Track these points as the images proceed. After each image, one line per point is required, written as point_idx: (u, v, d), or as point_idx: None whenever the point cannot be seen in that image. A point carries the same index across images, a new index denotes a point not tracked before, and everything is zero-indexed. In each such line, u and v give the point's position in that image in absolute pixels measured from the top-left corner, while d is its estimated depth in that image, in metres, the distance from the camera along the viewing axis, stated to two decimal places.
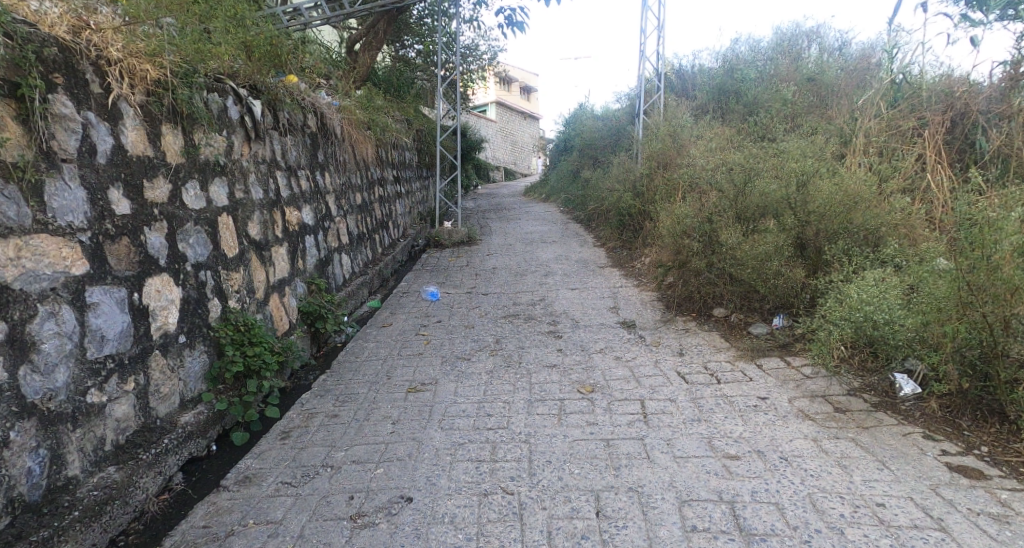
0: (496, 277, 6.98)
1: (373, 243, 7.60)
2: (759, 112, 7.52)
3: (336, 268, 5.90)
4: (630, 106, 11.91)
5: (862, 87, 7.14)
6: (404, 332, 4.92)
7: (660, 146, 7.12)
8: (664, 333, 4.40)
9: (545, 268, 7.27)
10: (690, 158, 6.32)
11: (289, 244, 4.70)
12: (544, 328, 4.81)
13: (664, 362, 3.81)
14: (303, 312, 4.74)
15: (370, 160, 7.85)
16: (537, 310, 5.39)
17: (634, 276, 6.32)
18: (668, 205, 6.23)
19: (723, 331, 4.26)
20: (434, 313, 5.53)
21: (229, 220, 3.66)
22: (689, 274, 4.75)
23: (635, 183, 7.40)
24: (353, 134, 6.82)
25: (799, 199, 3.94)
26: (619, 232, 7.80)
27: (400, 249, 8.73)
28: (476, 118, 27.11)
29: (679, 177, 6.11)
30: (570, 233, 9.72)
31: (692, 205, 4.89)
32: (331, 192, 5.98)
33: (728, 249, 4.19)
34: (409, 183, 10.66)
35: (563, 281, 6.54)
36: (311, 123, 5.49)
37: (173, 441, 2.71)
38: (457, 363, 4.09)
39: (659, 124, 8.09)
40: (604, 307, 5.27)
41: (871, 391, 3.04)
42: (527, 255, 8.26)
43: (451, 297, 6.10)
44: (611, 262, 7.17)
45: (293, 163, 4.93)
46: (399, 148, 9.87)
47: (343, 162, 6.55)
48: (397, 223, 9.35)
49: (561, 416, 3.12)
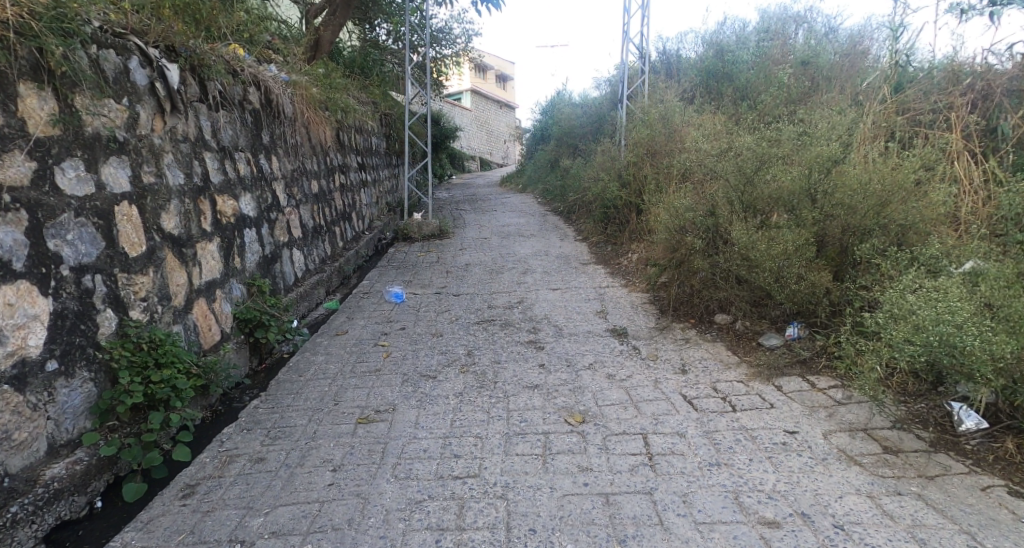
0: (469, 275, 6.32)
1: (331, 237, 6.89)
2: (754, 96, 6.96)
3: (283, 266, 5.19)
4: (611, 91, 11.34)
5: (864, 71, 6.63)
6: (362, 343, 4.24)
7: (648, 132, 6.53)
8: (661, 346, 3.82)
9: (523, 265, 6.63)
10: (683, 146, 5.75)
11: (221, 239, 4.00)
12: (523, 338, 4.20)
13: (665, 383, 3.23)
14: (238, 319, 4.03)
15: (327, 144, 7.10)
16: (515, 316, 4.76)
17: (621, 275, 5.75)
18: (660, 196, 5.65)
19: (729, 343, 3.69)
20: (398, 318, 4.87)
21: (132, 210, 2.95)
22: (687, 276, 4.19)
23: (621, 173, 6.80)
24: (305, 113, 6.10)
25: (820, 189, 3.38)
26: (603, 225, 7.23)
27: (365, 243, 8.02)
28: (450, 106, 26.32)
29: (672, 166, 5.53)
30: (549, 226, 9.13)
31: (690, 196, 4.32)
32: (277, 178, 5.26)
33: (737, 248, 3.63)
34: (376, 171, 9.92)
35: (543, 280, 5.93)
36: (251, 98, 4.75)
37: (25, 508, 2.08)
38: (420, 383, 3.44)
39: (647, 110, 7.49)
40: (590, 312, 4.67)
41: (922, 425, 2.48)
42: (503, 250, 7.61)
43: (418, 298, 5.44)
44: (595, 258, 6.59)
45: (227, 144, 4.22)
46: (364, 134, 9.11)
47: (293, 145, 5.82)
48: (361, 215, 8.61)
49: (545, 458, 2.51)
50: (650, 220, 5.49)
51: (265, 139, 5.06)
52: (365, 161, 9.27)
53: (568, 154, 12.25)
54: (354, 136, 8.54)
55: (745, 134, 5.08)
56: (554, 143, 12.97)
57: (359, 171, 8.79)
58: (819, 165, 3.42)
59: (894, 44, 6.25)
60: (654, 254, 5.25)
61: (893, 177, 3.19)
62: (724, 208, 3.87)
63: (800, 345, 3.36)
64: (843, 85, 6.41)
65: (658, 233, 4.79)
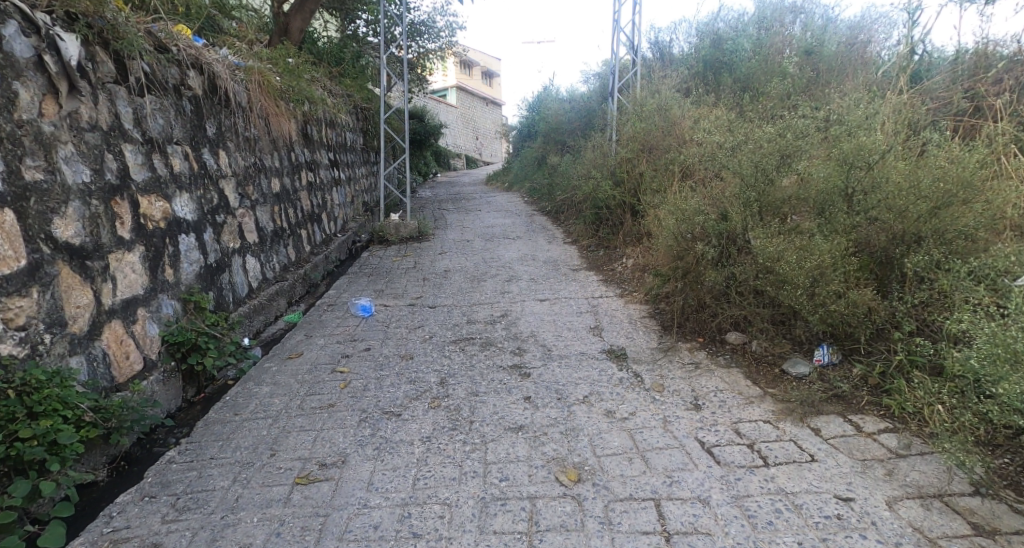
0: (448, 284, 5.72)
1: (294, 241, 6.25)
2: (757, 88, 6.44)
3: (232, 276, 4.56)
4: (601, 84, 10.77)
5: (876, 60, 6.13)
6: (318, 368, 3.63)
7: (643, 126, 5.98)
8: (667, 372, 3.26)
9: (508, 272, 6.04)
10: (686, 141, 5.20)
11: (146, 248, 3.37)
12: (506, 363, 3.62)
13: (676, 423, 2.66)
14: (168, 343, 3.39)
15: (291, 139, 6.49)
16: (497, 333, 4.18)
17: (615, 284, 5.22)
18: (660, 196, 5.10)
19: (746, 371, 3.12)
20: (364, 336, 4.27)
21: (5, 217, 2.43)
22: (693, 289, 3.64)
23: (614, 171, 6.24)
24: (260, 102, 5.44)
25: (860, 187, 2.84)
26: (595, 228, 6.68)
27: (335, 247, 7.39)
28: (436, 102, 25.76)
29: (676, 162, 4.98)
30: (536, 227, 8.57)
31: (700, 195, 3.74)
32: (224, 176, 4.61)
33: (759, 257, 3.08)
34: (351, 169, 9.29)
35: (529, 288, 5.38)
36: (189, 82, 4.13)
37: None
38: (380, 423, 2.85)
39: (641, 102, 6.94)
40: (584, 330, 4.09)
41: (1013, 489, 1.96)
42: (487, 254, 7.02)
43: (388, 311, 4.83)
44: (586, 264, 6.05)
45: (155, 135, 3.60)
46: (336, 129, 8.48)
47: (248, 139, 5.20)
48: (333, 216, 7.98)
49: (530, 539, 1.96)
50: (650, 222, 4.94)
51: (209, 132, 4.44)
52: (338, 158, 8.63)
53: (555, 151, 11.69)
54: (324, 131, 7.91)
55: (755, 129, 4.56)
56: (541, 139, 12.40)
57: (330, 169, 8.15)
58: (855, 157, 2.86)
59: (910, 29, 5.74)
60: (654, 262, 4.69)
61: (955, 171, 2.61)
62: (738, 210, 3.32)
63: (834, 374, 2.81)
64: (856, 74, 5.89)
65: (660, 238, 4.25)
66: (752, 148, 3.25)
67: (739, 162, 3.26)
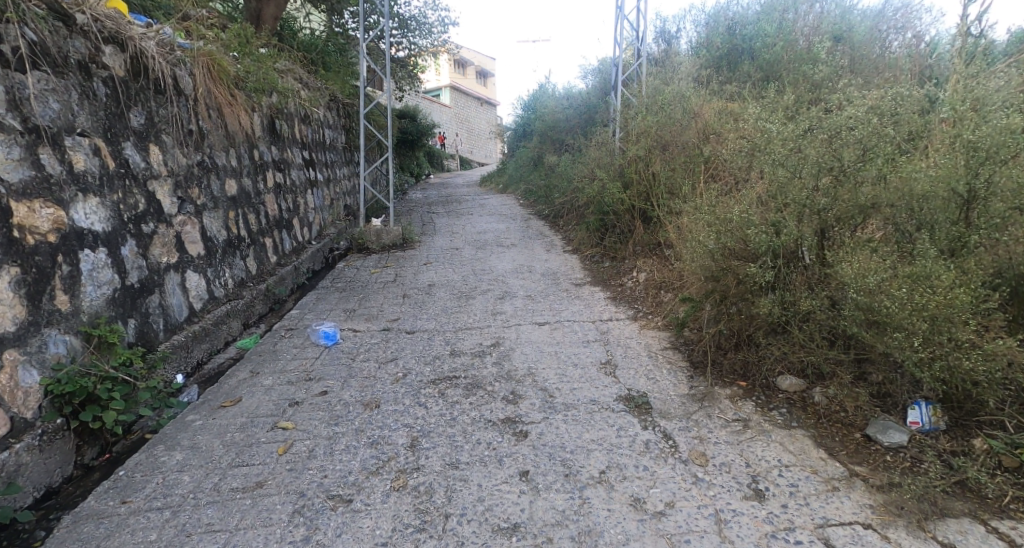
0: (432, 302, 4.94)
1: (254, 252, 5.44)
2: (781, 77, 5.68)
3: (164, 297, 3.76)
4: (601, 78, 10.03)
5: (919, 45, 5.40)
6: (255, 421, 2.83)
7: (657, 119, 5.22)
8: (707, 434, 2.47)
9: (501, 287, 5.26)
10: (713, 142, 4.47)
11: (23, 269, 2.61)
12: (496, 415, 2.84)
13: (734, 528, 1.91)
14: (52, 394, 2.60)
15: (253, 135, 5.69)
16: (486, 370, 3.40)
17: (627, 304, 4.50)
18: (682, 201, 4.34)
19: (813, 434, 2.34)
20: (324, 373, 3.48)
21: None
22: (737, 317, 2.91)
23: (623, 172, 5.47)
24: (210, 89, 4.64)
25: (985, 189, 2.13)
26: (599, 235, 5.91)
27: (308, 257, 6.60)
28: (429, 102, 25.10)
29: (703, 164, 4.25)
30: (533, 233, 7.81)
31: (741, 202, 2.98)
32: (156, 176, 3.81)
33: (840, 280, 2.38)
34: (329, 169, 8.47)
35: (526, 308, 4.62)
36: (104, 61, 3.34)
37: None
38: (323, 518, 2.08)
39: (651, 95, 6.18)
40: (593, 367, 3.31)
41: None
42: (477, 264, 6.24)
43: (357, 339, 4.05)
44: (590, 278, 5.31)
45: (45, 124, 2.85)
46: (311, 125, 7.69)
47: (194, 132, 4.40)
48: (307, 221, 7.18)
49: None
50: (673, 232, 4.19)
51: (136, 122, 3.64)
52: (315, 157, 7.83)
53: (553, 151, 10.93)
54: (295, 127, 7.11)
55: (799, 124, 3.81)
56: (537, 139, 11.65)
57: (305, 169, 7.36)
58: (983, 149, 2.14)
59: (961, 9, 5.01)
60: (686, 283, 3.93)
61: None
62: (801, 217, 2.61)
63: (952, 451, 2.07)
64: (899, 59, 5.14)
65: (687, 252, 3.49)
66: (826, 135, 2.52)
67: (808, 154, 2.54)
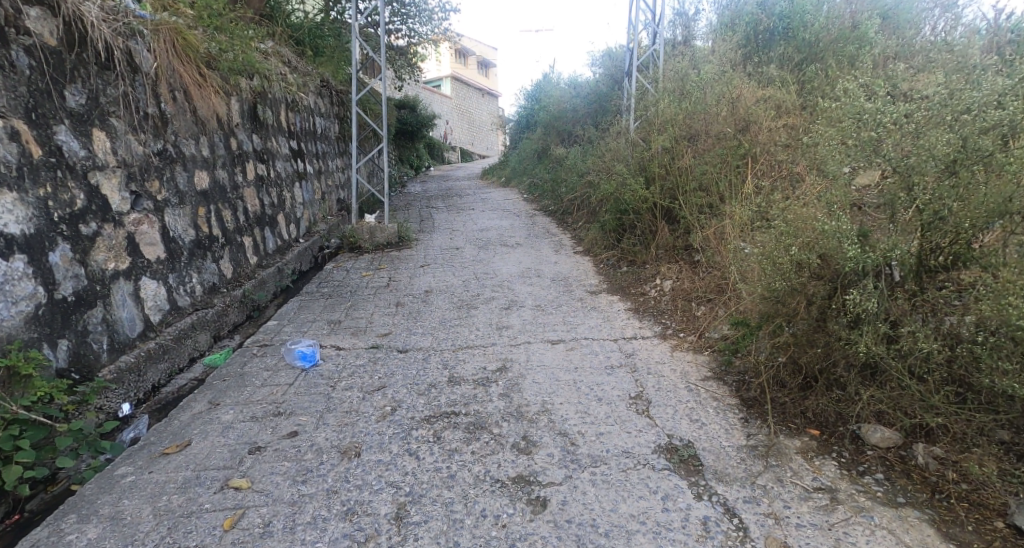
0: (428, 313, 4.36)
1: (230, 253, 4.85)
2: (820, 61, 5.06)
3: (110, 311, 3.17)
4: (609, 66, 9.43)
5: (980, 21, 4.75)
6: (201, 477, 2.25)
7: (684, 107, 4.61)
8: (783, 511, 1.92)
9: (506, 295, 4.68)
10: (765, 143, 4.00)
11: None
12: (505, 471, 2.26)
13: None
14: None
15: (230, 121, 5.09)
16: (491, 405, 2.82)
17: (651, 317, 3.93)
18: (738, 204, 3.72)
19: (935, 520, 1.81)
20: (297, 405, 2.91)
21: None
22: (803, 347, 2.35)
23: (643, 166, 4.86)
24: (175, 66, 4.04)
25: None
26: (616, 236, 5.32)
27: (293, 258, 6.01)
28: (430, 93, 24.40)
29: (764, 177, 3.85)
30: (539, 231, 7.22)
31: (797, 213, 2.44)
32: (102, 166, 3.21)
33: (980, 311, 1.89)
34: (320, 160, 7.88)
35: (535, 321, 4.05)
36: (27, 25, 2.80)
37: None
38: None
39: (673, 81, 5.56)
40: (622, 404, 2.73)
41: None
42: (479, 267, 5.65)
43: (340, 359, 3.48)
44: (607, 285, 4.74)
45: None
46: (299, 112, 7.07)
47: (154, 116, 3.80)
48: (293, 217, 6.57)
49: None
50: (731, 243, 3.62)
51: (74, 102, 3.05)
52: (304, 147, 7.22)
53: (559, 144, 10.34)
54: (281, 113, 6.51)
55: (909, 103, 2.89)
56: (542, 131, 11.06)
57: (293, 160, 6.75)
58: None
59: None
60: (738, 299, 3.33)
61: None
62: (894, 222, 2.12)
63: None
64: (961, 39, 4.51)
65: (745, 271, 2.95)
66: (958, 116, 1.99)
67: (929, 138, 1.99)
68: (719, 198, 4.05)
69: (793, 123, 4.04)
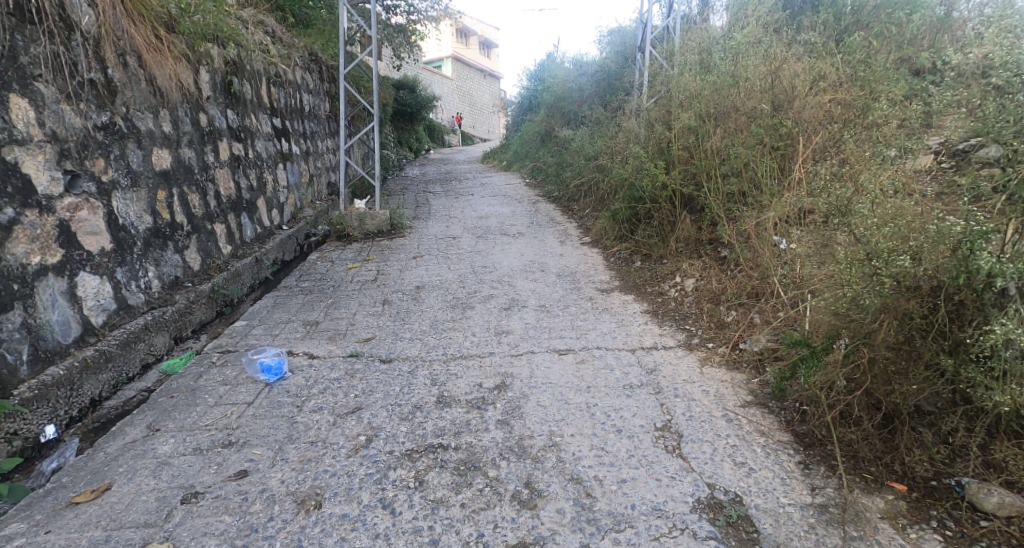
0: (417, 314, 3.85)
1: (199, 242, 4.34)
2: (863, 32, 4.50)
3: (33, 314, 2.71)
4: (617, 43, 8.86)
5: None
6: (112, 539, 1.80)
7: (712, 80, 4.06)
8: None
9: (506, 293, 4.18)
10: (799, 125, 3.48)
11: None
12: (503, 537, 1.78)
13: None
14: None
15: (198, 94, 4.55)
16: (487, 437, 2.32)
17: (672, 323, 3.43)
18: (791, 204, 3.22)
19: None
20: (253, 431, 2.41)
21: None
22: (893, 380, 1.85)
23: (662, 149, 4.32)
24: (122, 26, 3.53)
25: None
26: (629, 227, 4.80)
27: (275, 246, 5.49)
28: (431, 74, 23.68)
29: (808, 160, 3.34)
30: (543, 219, 6.69)
31: (894, 208, 1.98)
32: (20, 139, 2.73)
33: None
34: (308, 141, 7.32)
35: (539, 325, 3.54)
36: None
37: None
38: None
39: (694, 54, 5.00)
40: (648, 438, 2.23)
41: None
42: (478, 259, 5.14)
43: (311, 371, 2.98)
44: (619, 282, 4.24)
45: None
46: (283, 88, 6.49)
47: (96, 83, 3.28)
48: (276, 202, 6.04)
49: None
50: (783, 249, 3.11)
51: None
52: (289, 126, 6.65)
53: (563, 126, 9.78)
54: (263, 88, 5.95)
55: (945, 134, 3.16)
56: (545, 112, 10.49)
57: (276, 139, 6.19)
58: None
59: None
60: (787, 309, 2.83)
61: None
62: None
63: None
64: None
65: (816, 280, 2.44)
66: None
67: None
68: (753, 186, 3.52)
69: (841, 99, 3.50)
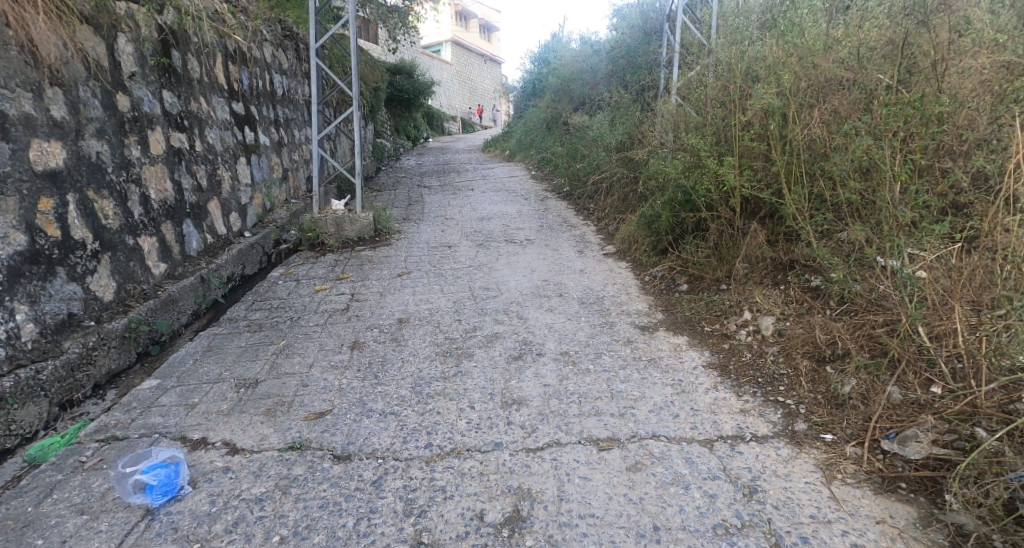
0: (395, 365, 2.82)
1: (116, 262, 3.27)
2: None
3: None
4: (629, 17, 7.79)
5: None
6: None
7: (796, 44, 2.97)
8: None
9: (515, 330, 3.15)
10: (952, 103, 2.40)
11: None
12: None
13: None
14: None
15: (113, 69, 3.51)
16: None
17: (755, 388, 2.39)
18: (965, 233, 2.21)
19: None
20: None
21: None
22: None
23: (721, 138, 3.27)
24: None
25: None
26: (670, 237, 3.74)
27: (229, 260, 4.44)
28: (428, 59, 22.47)
29: (965, 166, 2.31)
30: (554, 220, 5.64)
31: None
32: None
33: None
34: (280, 128, 6.24)
35: (562, 388, 2.51)
36: None
37: None
38: None
39: (751, 18, 3.94)
40: None
41: None
42: (477, 277, 4.10)
43: (221, 480, 1.96)
44: (661, 314, 3.21)
45: None
46: (245, 66, 5.40)
47: None
48: (236, 203, 4.96)
49: None
50: (937, 292, 2.10)
51: None
52: (255, 112, 5.56)
53: (573, 111, 8.70)
54: (217, 64, 4.86)
55: None
56: (550, 96, 9.39)
57: (235, 127, 5.11)
58: None
59: None
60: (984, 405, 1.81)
61: None
62: None
63: None
64: None
65: None
66: None
67: None
68: (877, 191, 2.46)
69: (1010, 58, 2.36)
